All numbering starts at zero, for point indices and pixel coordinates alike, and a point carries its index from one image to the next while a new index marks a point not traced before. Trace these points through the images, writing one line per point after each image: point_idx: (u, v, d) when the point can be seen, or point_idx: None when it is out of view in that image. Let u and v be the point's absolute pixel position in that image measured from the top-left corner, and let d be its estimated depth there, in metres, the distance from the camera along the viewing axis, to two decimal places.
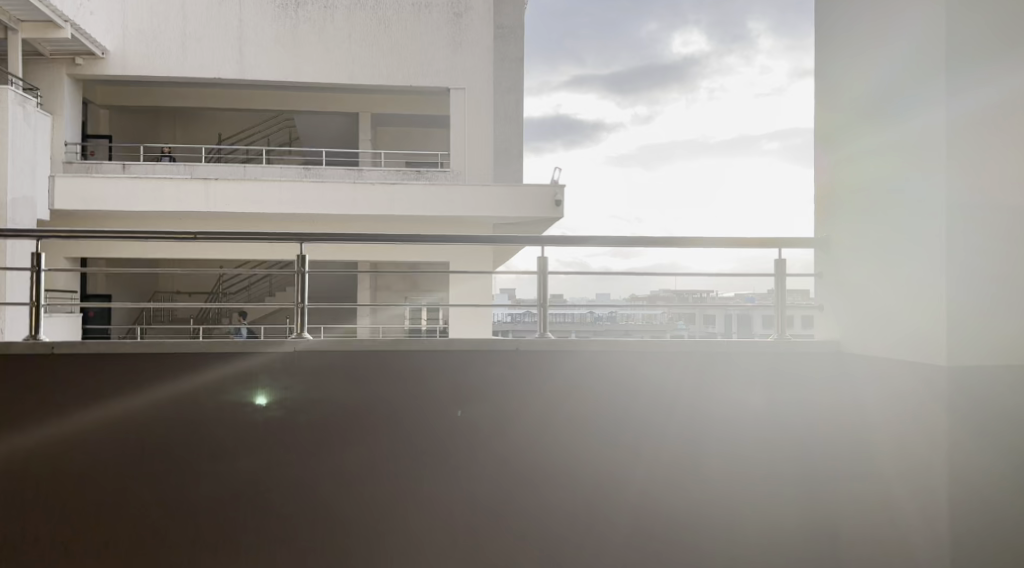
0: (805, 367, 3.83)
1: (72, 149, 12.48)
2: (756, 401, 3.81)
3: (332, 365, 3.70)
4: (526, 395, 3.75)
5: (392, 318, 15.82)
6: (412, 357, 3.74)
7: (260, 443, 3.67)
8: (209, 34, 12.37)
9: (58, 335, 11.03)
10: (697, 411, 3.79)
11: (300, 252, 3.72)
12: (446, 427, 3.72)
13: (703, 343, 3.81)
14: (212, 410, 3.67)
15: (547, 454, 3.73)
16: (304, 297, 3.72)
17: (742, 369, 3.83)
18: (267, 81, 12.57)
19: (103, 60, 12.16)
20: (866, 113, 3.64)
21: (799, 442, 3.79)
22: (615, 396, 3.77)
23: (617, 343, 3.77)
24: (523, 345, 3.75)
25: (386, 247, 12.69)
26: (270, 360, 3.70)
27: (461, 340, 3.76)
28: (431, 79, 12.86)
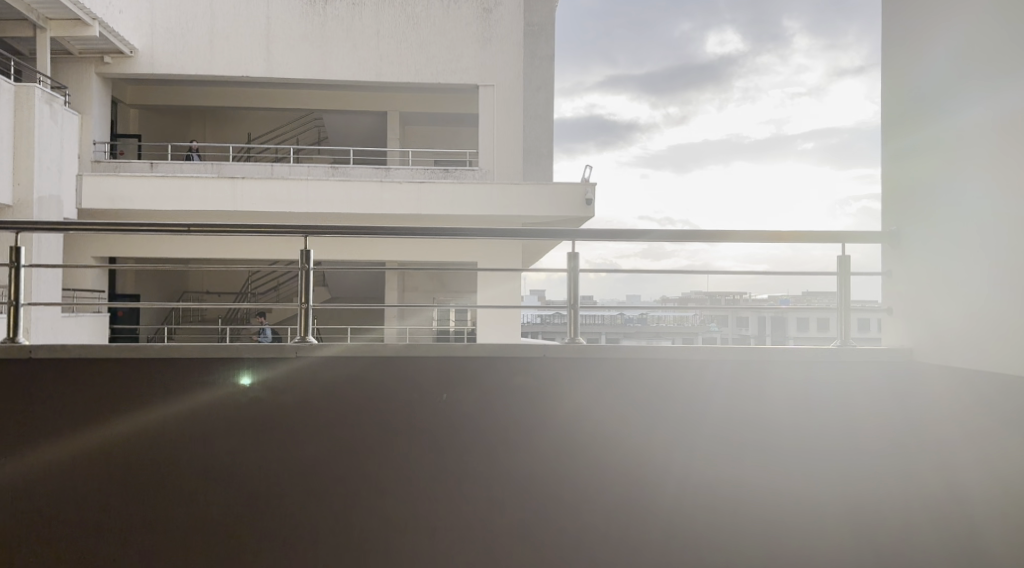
0: (861, 376, 3.55)
1: (100, 149, 12.45)
2: (811, 413, 3.55)
3: (343, 369, 3.46)
4: (557, 401, 3.50)
5: (419, 318, 15.69)
6: (428, 364, 3.49)
7: (281, 452, 3.45)
8: (237, 32, 12.29)
9: (85, 335, 11.01)
10: (741, 417, 3.54)
11: (303, 248, 3.51)
12: (478, 436, 3.48)
13: (748, 351, 3.55)
14: (226, 418, 3.45)
15: (587, 460, 3.50)
16: (307, 296, 3.52)
17: (793, 379, 3.55)
18: (294, 78, 12.47)
19: (131, 58, 12.11)
20: (939, 102, 3.40)
21: (860, 456, 3.52)
22: (654, 405, 3.52)
23: (655, 349, 3.54)
24: (550, 350, 3.51)
25: (413, 247, 12.54)
26: (281, 364, 3.47)
27: (484, 345, 3.51)
28: (460, 77, 12.68)
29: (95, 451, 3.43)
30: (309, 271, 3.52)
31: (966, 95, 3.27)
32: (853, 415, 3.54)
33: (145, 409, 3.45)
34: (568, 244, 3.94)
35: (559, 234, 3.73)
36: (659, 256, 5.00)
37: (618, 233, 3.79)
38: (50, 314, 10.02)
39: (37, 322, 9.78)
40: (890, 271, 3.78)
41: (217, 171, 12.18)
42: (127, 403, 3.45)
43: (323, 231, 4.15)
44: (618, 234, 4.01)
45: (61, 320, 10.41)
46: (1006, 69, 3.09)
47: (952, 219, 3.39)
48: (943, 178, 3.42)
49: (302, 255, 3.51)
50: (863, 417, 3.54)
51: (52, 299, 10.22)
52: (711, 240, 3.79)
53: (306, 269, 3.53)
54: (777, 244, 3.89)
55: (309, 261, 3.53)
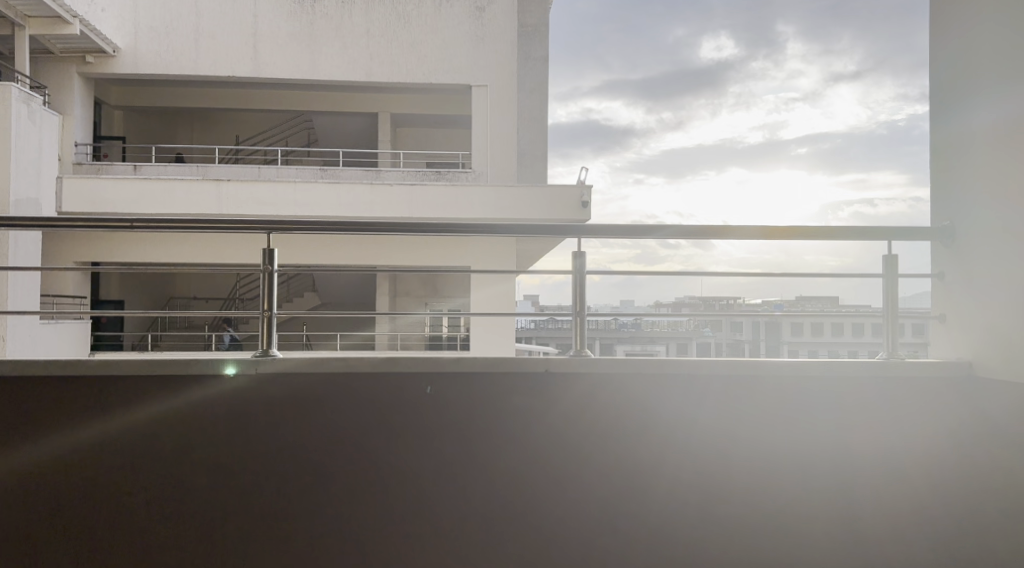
0: (893, 389, 3.24)
1: (82, 151, 12.12)
2: (847, 429, 3.22)
3: (321, 383, 3.15)
4: (564, 415, 3.19)
5: (411, 324, 15.42)
6: (415, 379, 3.18)
7: (265, 473, 3.10)
8: (224, 31, 11.98)
9: (65, 344, 10.67)
10: (768, 431, 3.21)
11: (267, 247, 3.22)
12: (482, 452, 3.15)
13: (766, 362, 3.24)
14: (199, 439, 3.10)
15: (603, 477, 3.17)
16: (271, 303, 3.24)
17: (821, 394, 3.23)
18: (283, 78, 12.16)
19: (114, 58, 11.78)
20: (1004, 76, 3.10)
21: (910, 472, 3.18)
22: (669, 418, 3.21)
23: (674, 361, 3.23)
24: (553, 364, 3.20)
25: (404, 251, 12.29)
26: (254, 378, 3.14)
27: (479, 357, 3.20)
28: (453, 77, 12.39)
29: (48, 479, 3.06)
30: (273, 275, 3.22)
31: (961, 102, 3.28)
32: (890, 429, 3.21)
33: (106, 433, 3.10)
34: (573, 237, 3.61)
35: (554, 230, 3.40)
36: (654, 253, 4.65)
37: (616, 227, 3.43)
38: (27, 321, 9.67)
39: (13, 330, 9.43)
40: (941, 273, 3.46)
41: (201, 173, 11.85)
42: (86, 426, 3.10)
43: (297, 227, 3.81)
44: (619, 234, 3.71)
45: (40, 327, 10.09)
46: (1001, 77, 3.10)
47: (961, 219, 3.34)
48: (956, 178, 3.34)
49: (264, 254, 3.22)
50: (903, 430, 3.21)
51: (30, 306, 9.89)
52: (709, 238, 3.42)
53: (270, 271, 3.22)
54: (774, 241, 3.56)
55: (273, 262, 3.22)
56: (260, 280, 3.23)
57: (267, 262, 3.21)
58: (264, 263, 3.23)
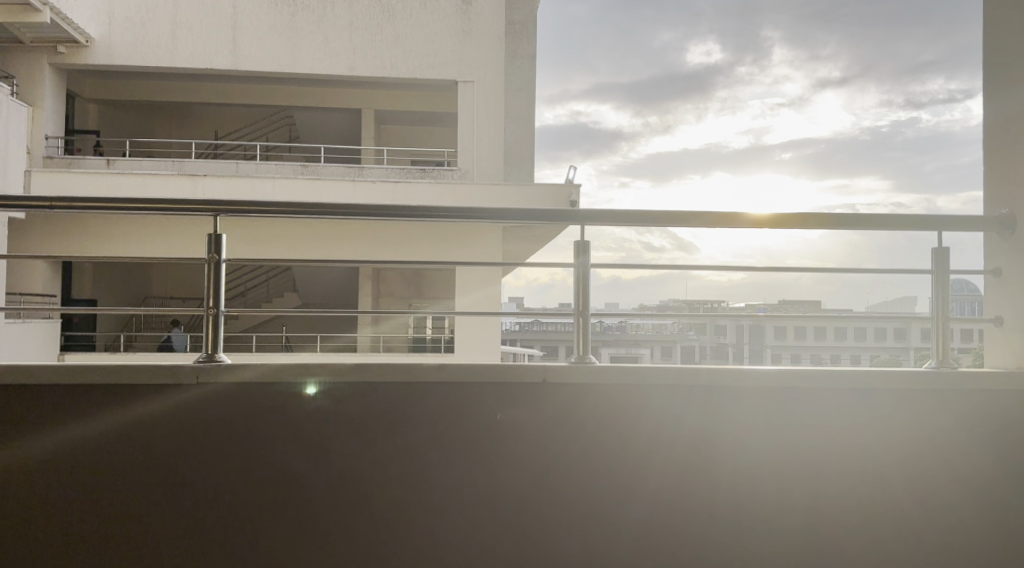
0: (904, 403, 2.99)
1: (53, 144, 11.73)
2: (852, 446, 2.97)
3: (284, 394, 2.83)
4: (562, 429, 2.90)
5: (395, 326, 15.11)
6: (392, 390, 2.87)
7: (208, 492, 2.81)
8: (201, 22, 11.65)
9: (32, 345, 10.30)
10: (783, 447, 2.96)
11: (215, 233, 2.93)
12: (454, 470, 2.87)
13: (773, 373, 2.95)
14: (135, 455, 2.80)
15: (607, 496, 2.90)
16: (217, 299, 2.91)
17: (844, 403, 2.97)
18: (263, 71, 11.83)
19: (87, 48, 11.43)
20: None
21: (911, 493, 2.97)
22: (662, 435, 2.93)
23: (689, 370, 2.94)
24: (552, 373, 2.89)
25: (387, 251, 11.97)
26: (211, 388, 2.82)
27: (469, 364, 2.89)
28: (438, 72, 12.09)
29: None
30: (220, 265, 2.93)
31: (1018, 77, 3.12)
32: (897, 447, 2.97)
33: (31, 450, 2.78)
34: (576, 225, 3.25)
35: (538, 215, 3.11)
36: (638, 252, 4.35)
37: (617, 213, 3.15)
38: None
39: None
40: (999, 271, 3.20)
41: (177, 168, 11.49)
42: (26, 441, 2.78)
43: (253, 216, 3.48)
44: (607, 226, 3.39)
45: (7, 327, 9.72)
46: None
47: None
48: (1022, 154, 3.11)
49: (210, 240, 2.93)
50: (932, 444, 2.98)
51: None
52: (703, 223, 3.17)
53: (216, 261, 2.93)
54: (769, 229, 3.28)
55: (220, 251, 2.93)
56: (205, 271, 2.93)
57: (214, 251, 2.92)
58: (210, 252, 2.93)
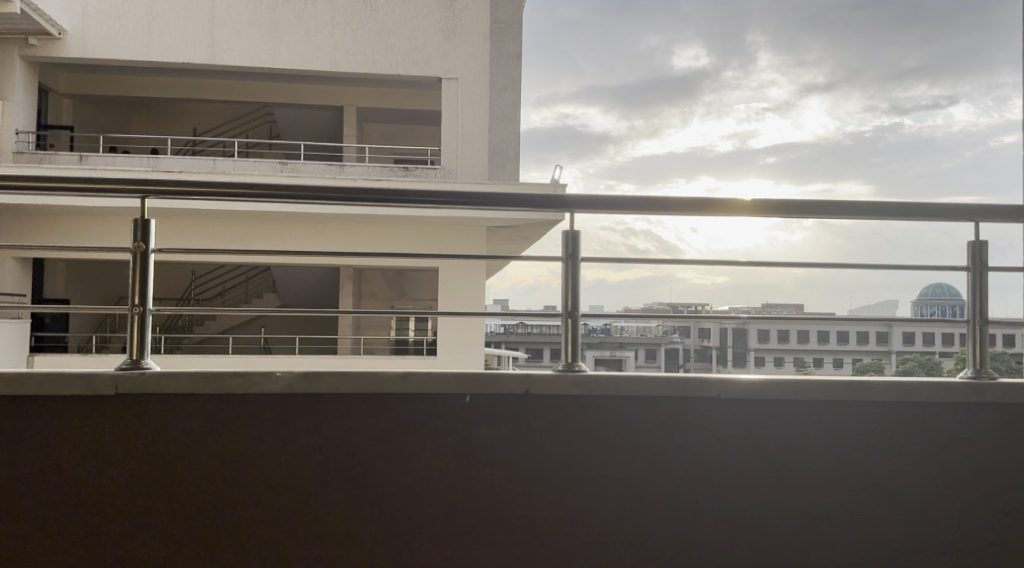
0: (896, 416, 2.81)
1: (23, 139, 11.42)
2: (839, 462, 2.79)
3: (238, 405, 2.66)
4: (545, 445, 2.71)
5: (377, 329, 14.88)
6: (358, 401, 2.68)
7: (144, 521, 2.61)
8: (177, 15, 11.40)
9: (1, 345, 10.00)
10: (783, 463, 2.77)
11: (141, 221, 2.76)
12: (413, 491, 2.68)
13: (757, 384, 2.76)
14: (70, 484, 2.61)
15: (596, 515, 2.72)
16: (143, 296, 2.72)
17: (848, 418, 2.80)
18: (241, 66, 11.57)
19: (60, 41, 11.13)
20: None
21: (902, 511, 2.79)
22: (636, 452, 2.74)
23: (684, 382, 2.75)
24: (533, 385, 2.70)
25: (368, 252, 11.71)
26: (159, 400, 2.64)
27: (444, 372, 2.71)
28: (421, 68, 11.85)
29: None
30: (148, 255, 2.74)
31: None
32: (908, 462, 2.80)
33: None
34: (566, 214, 3.00)
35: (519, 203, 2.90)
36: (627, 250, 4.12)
37: (619, 197, 2.95)
38: None
39: None
40: None
41: (152, 165, 11.21)
42: None
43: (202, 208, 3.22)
44: (593, 220, 3.16)
45: None
46: None
47: None
48: None
49: (137, 227, 2.75)
50: (946, 460, 2.80)
51: None
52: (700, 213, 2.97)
53: (143, 251, 2.74)
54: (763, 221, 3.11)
55: (149, 241, 2.75)
56: (130, 262, 2.75)
57: (141, 238, 2.74)
58: (137, 240, 2.75)
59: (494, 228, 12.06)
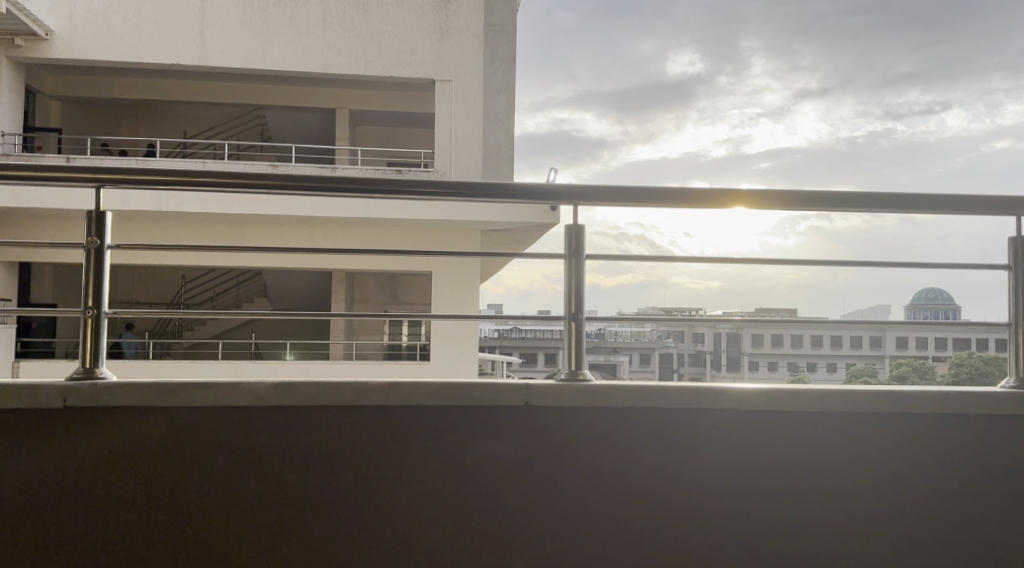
0: (942, 430, 2.47)
1: (9, 141, 11.28)
2: (879, 484, 2.45)
3: (203, 420, 2.33)
4: (547, 463, 2.38)
5: (370, 334, 14.74)
6: (339, 416, 2.36)
7: (88, 558, 2.27)
8: (167, 16, 11.26)
9: None
10: (818, 484, 2.44)
11: (94, 212, 2.45)
12: (398, 520, 2.34)
13: (789, 396, 2.44)
14: (9, 511, 2.27)
15: (608, 542, 2.37)
16: (98, 298, 2.40)
17: (891, 432, 2.46)
18: (231, 67, 11.43)
19: (46, 41, 10.97)
20: None
21: (952, 540, 2.44)
22: (652, 474, 2.41)
23: (705, 392, 2.42)
24: (534, 396, 2.38)
25: (360, 255, 11.57)
26: (115, 415, 2.31)
27: (433, 382, 2.39)
28: (414, 70, 11.72)
29: None
30: (104, 251, 2.43)
31: None
32: (960, 483, 2.46)
33: None
34: (570, 208, 2.81)
35: (515, 195, 2.65)
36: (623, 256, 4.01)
37: (622, 192, 2.67)
38: None
39: None
40: None
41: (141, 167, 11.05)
42: None
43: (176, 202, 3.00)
44: (588, 219, 3.00)
45: None
46: None
47: None
48: None
49: (91, 220, 2.44)
50: (1005, 479, 2.46)
51: None
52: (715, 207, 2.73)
53: (97, 246, 2.43)
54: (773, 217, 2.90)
55: (104, 235, 2.44)
56: (83, 257, 2.43)
57: (95, 232, 2.42)
58: (91, 235, 2.43)
59: (487, 231, 11.95)
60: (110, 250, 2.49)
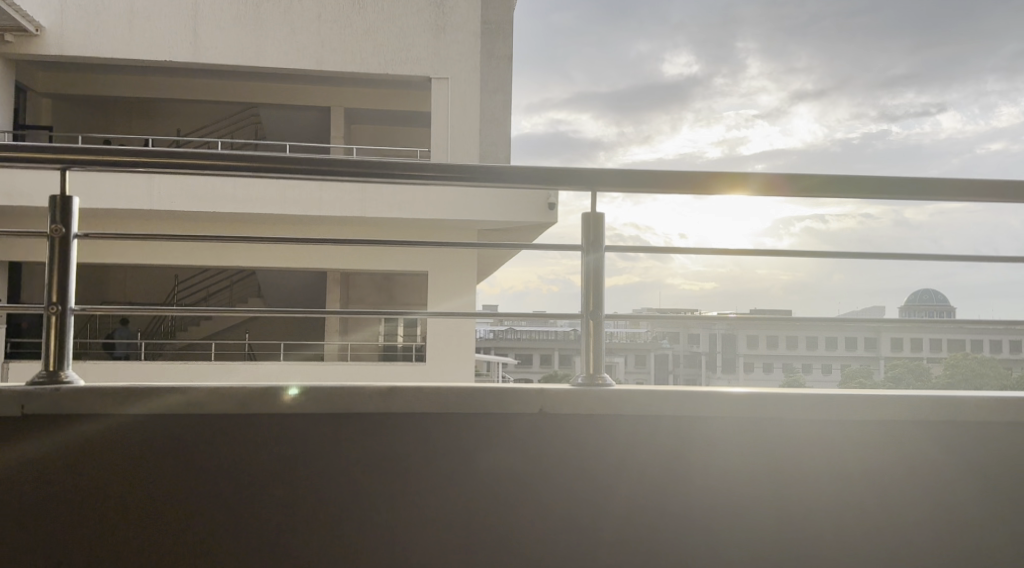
0: (1004, 441, 2.20)
1: None
2: (944, 502, 2.18)
3: (174, 431, 2.04)
4: (563, 479, 2.11)
5: (365, 334, 14.60)
6: (327, 427, 2.08)
7: None
8: (159, 12, 11.13)
9: None
10: (864, 502, 2.17)
11: (59, 196, 2.16)
12: (397, 543, 2.06)
13: (845, 401, 2.15)
14: None
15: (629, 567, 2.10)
16: (63, 295, 2.12)
17: (948, 444, 2.19)
18: (224, 64, 11.29)
19: (36, 37, 10.83)
20: None
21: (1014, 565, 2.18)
22: (680, 488, 2.14)
23: (741, 399, 2.14)
24: (548, 404, 2.11)
25: (355, 255, 11.43)
26: (73, 426, 2.02)
27: (435, 388, 2.11)
28: (410, 68, 11.58)
29: None
30: (70, 241, 2.15)
31: None
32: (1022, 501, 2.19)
33: None
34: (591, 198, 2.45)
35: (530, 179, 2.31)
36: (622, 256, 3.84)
37: (651, 177, 2.35)
38: None
39: None
40: None
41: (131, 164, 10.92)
42: None
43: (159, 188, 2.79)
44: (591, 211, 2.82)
45: None
46: None
47: None
48: None
49: (55, 205, 2.14)
50: None
51: None
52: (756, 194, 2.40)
53: (63, 235, 2.14)
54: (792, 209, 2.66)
55: (69, 222, 2.15)
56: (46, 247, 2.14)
57: (59, 219, 2.13)
58: (55, 223, 2.15)
59: (484, 231, 11.82)
60: (79, 239, 2.20)
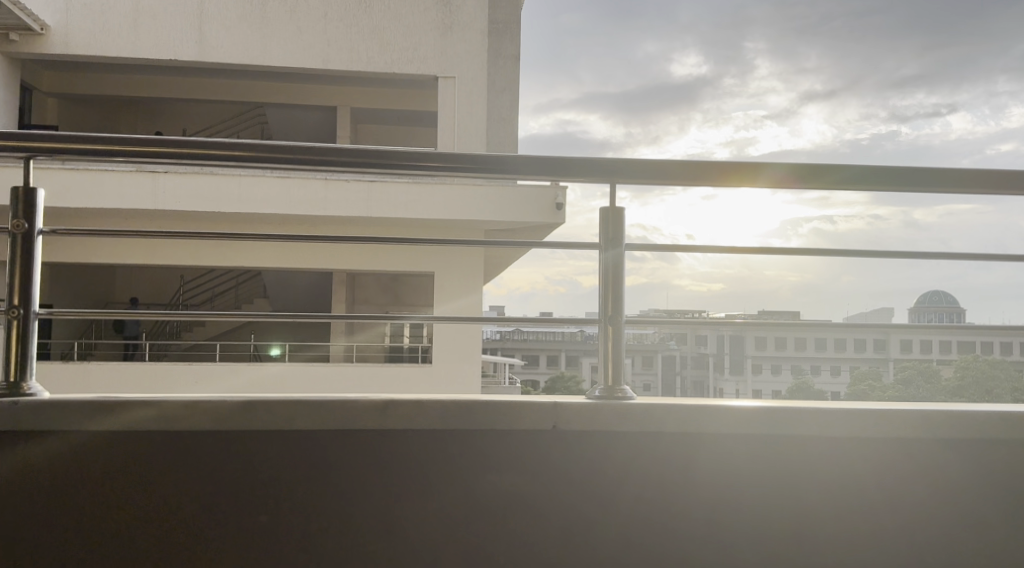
0: None
1: None
2: (987, 526, 2.00)
3: (147, 444, 1.88)
4: (574, 499, 1.94)
5: (371, 335, 14.52)
6: (317, 442, 1.91)
7: None
8: (164, 10, 11.05)
9: None
10: (901, 527, 1.99)
11: (21, 189, 2.03)
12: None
13: (878, 417, 1.97)
14: None
15: None
16: (25, 296, 1.99)
17: (992, 464, 2.01)
18: (230, 63, 11.21)
19: (41, 36, 10.77)
20: None
21: None
22: (701, 510, 1.96)
23: (769, 413, 1.96)
24: (560, 420, 1.94)
25: (360, 255, 11.34)
26: (34, 440, 1.86)
27: (435, 400, 1.94)
28: (416, 67, 11.49)
29: None
30: (34, 238, 2.01)
31: None
32: None
33: None
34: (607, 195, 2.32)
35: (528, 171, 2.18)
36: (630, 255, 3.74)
37: (667, 167, 2.18)
38: None
39: None
40: None
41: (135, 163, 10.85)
42: None
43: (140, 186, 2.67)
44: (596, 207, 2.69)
45: None
46: None
47: None
48: None
49: (17, 199, 2.01)
50: None
51: None
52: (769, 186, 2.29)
53: (24, 232, 2.01)
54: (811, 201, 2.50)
55: (32, 218, 2.02)
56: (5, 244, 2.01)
57: (21, 215, 2.01)
58: (17, 219, 2.02)
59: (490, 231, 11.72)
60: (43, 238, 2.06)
